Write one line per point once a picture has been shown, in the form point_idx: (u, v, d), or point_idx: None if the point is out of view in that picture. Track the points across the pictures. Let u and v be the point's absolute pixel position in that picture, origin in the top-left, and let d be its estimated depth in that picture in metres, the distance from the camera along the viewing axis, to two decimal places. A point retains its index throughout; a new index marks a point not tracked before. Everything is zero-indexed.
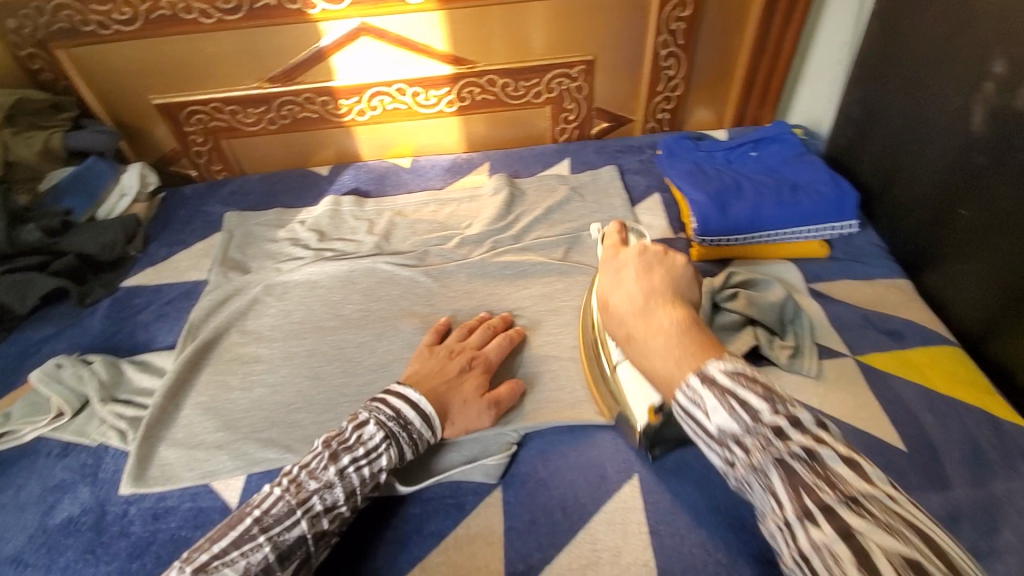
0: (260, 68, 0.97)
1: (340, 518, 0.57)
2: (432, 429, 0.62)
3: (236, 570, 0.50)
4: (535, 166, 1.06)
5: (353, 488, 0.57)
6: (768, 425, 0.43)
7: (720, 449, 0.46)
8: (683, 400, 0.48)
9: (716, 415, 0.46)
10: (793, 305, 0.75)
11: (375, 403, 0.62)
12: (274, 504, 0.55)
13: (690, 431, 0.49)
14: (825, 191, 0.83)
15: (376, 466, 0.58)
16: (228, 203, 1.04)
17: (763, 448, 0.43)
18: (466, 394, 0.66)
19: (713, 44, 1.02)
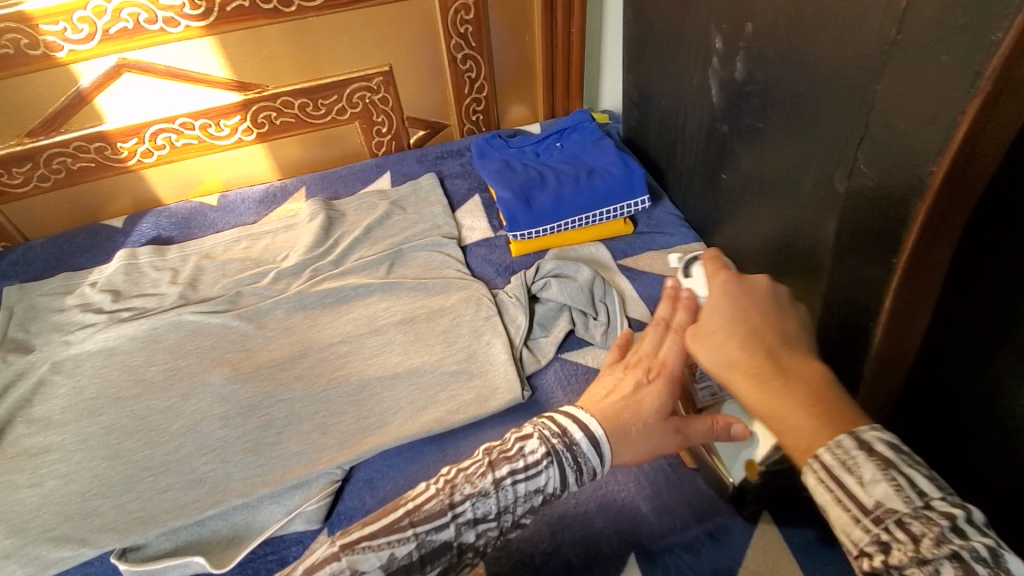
0: (13, 122, 0.86)
1: (488, 535, 0.49)
2: (602, 458, 0.52)
3: (381, 562, 0.46)
4: (354, 184, 1.03)
5: (508, 504, 0.49)
6: (945, 514, 0.33)
7: (870, 528, 0.35)
8: (826, 459, 0.37)
9: (875, 487, 0.35)
10: (600, 285, 0.80)
11: (543, 417, 0.54)
12: (429, 499, 0.49)
13: (822, 500, 0.37)
14: (616, 172, 0.88)
15: (534, 484, 0.50)
16: (8, 276, 0.92)
17: (934, 541, 0.33)
18: (647, 421, 0.53)
19: (506, 42, 1.04)
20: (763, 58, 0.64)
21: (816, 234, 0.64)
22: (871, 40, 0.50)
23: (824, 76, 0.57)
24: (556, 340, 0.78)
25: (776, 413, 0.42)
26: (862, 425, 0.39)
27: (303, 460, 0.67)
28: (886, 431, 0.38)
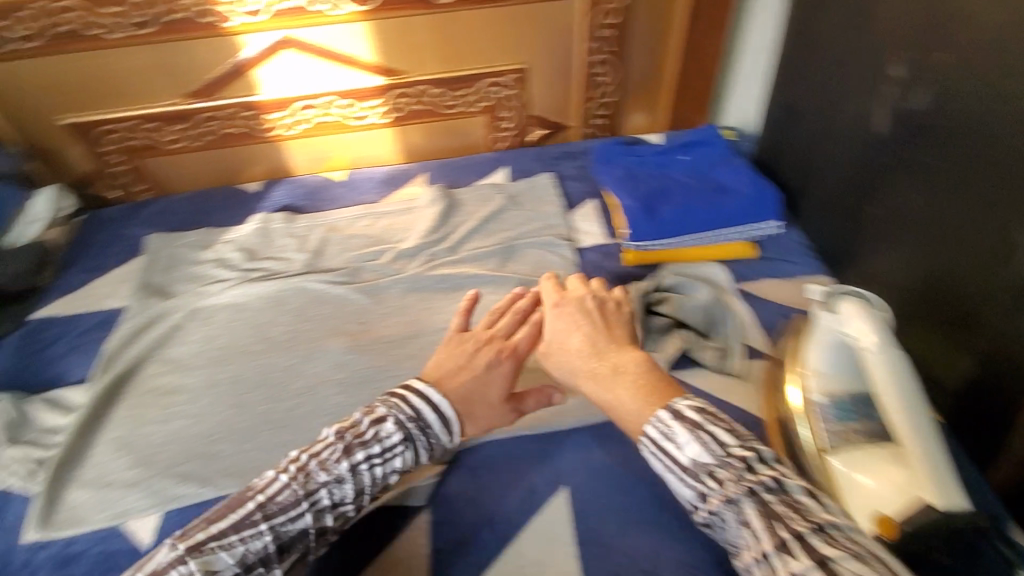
0: (182, 84, 0.93)
1: (344, 517, 0.54)
2: (449, 433, 0.58)
3: (232, 556, 0.48)
4: (471, 175, 1.05)
5: (362, 488, 0.54)
6: (737, 457, 0.48)
7: (693, 484, 0.49)
8: (653, 433, 0.52)
9: (688, 447, 0.49)
10: (719, 307, 0.75)
11: (394, 399, 0.57)
12: (281, 490, 0.51)
13: (662, 470, 0.51)
14: (749, 192, 0.85)
15: (389, 467, 0.55)
16: (148, 223, 0.98)
17: (734, 480, 0.47)
18: (494, 398, 0.61)
19: (642, 51, 1.03)
20: (952, 91, 0.60)
21: (982, 284, 0.60)
22: None
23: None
24: (667, 358, 0.72)
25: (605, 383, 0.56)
26: (674, 398, 0.54)
27: None
28: (694, 400, 0.53)
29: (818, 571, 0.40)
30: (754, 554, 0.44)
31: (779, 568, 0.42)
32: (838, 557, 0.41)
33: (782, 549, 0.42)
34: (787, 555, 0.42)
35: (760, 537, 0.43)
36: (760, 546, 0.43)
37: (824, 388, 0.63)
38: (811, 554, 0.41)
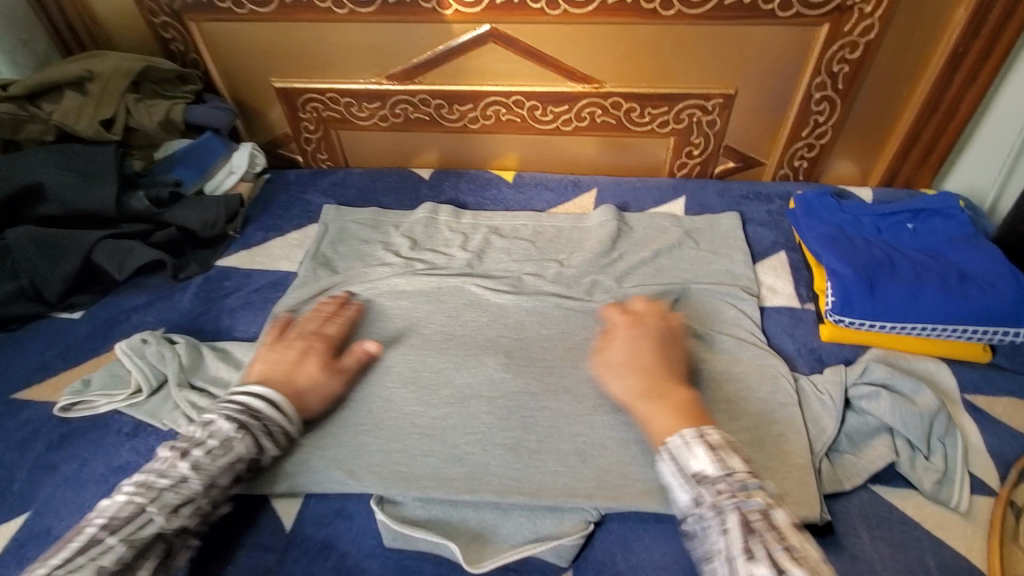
0: (382, 64, 0.94)
1: (199, 510, 0.55)
2: (286, 417, 0.63)
3: (89, 571, 0.48)
4: (646, 200, 0.97)
5: (204, 480, 0.55)
6: (741, 479, 0.53)
7: (692, 490, 0.55)
8: (673, 445, 0.58)
9: (697, 461, 0.56)
10: (945, 420, 0.63)
11: (224, 399, 0.61)
12: (121, 507, 0.52)
13: (667, 475, 0.57)
14: (1001, 288, 0.69)
15: (232, 456, 0.57)
16: (328, 194, 1.02)
17: (732, 494, 0.53)
18: (306, 375, 0.66)
19: (875, 93, 0.89)
20: None
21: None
22: None
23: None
24: (870, 467, 0.61)
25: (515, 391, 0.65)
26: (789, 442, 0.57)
27: (559, 484, 0.61)
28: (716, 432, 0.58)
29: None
30: (721, 556, 0.50)
31: (742, 571, 0.48)
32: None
33: (756, 557, 0.48)
34: (752, 562, 0.48)
35: (734, 543, 0.50)
36: (732, 549, 0.50)
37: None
38: (779, 565, 0.47)
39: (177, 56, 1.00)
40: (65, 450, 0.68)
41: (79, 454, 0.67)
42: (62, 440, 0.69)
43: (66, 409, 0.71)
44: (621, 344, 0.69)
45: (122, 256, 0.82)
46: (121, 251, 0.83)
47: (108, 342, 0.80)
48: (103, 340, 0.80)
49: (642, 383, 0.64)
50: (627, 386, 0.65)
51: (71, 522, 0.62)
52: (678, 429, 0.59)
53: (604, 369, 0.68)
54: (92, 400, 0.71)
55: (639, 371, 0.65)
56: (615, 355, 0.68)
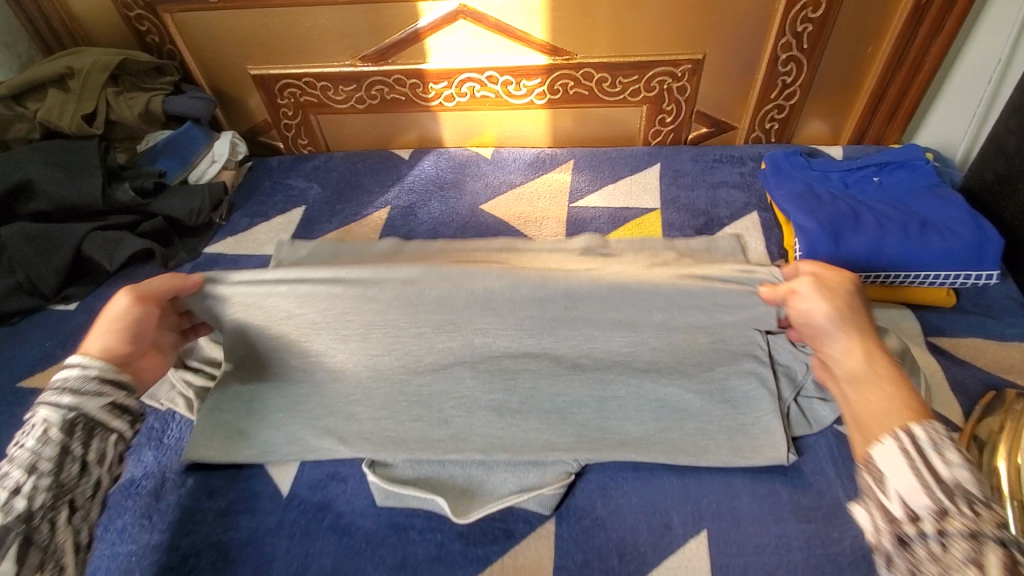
0: (355, 46, 0.96)
1: (26, 498, 0.47)
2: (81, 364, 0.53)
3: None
4: (622, 168, 0.99)
5: (26, 459, 0.49)
6: (995, 511, 0.39)
7: (937, 496, 0.40)
8: (921, 435, 0.43)
9: (956, 470, 0.41)
10: (910, 361, 0.65)
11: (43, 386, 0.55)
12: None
13: (889, 469, 0.43)
14: (962, 234, 0.72)
15: (33, 431, 0.50)
16: (311, 177, 1.04)
17: (979, 520, 0.39)
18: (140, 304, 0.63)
19: (841, 52, 0.91)
20: None
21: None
22: None
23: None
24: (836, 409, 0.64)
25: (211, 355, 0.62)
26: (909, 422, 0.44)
27: (541, 439, 0.64)
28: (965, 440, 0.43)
29: None
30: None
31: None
32: None
33: None
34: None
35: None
36: None
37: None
38: None
39: (153, 48, 1.01)
40: None
41: None
42: None
43: None
44: (824, 288, 0.56)
45: (112, 248, 0.85)
46: (111, 242, 0.85)
47: None
48: None
49: (861, 342, 0.51)
50: (837, 338, 0.52)
51: None
52: (895, 409, 0.46)
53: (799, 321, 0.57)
54: None
55: (856, 325, 0.52)
56: (815, 302, 0.55)
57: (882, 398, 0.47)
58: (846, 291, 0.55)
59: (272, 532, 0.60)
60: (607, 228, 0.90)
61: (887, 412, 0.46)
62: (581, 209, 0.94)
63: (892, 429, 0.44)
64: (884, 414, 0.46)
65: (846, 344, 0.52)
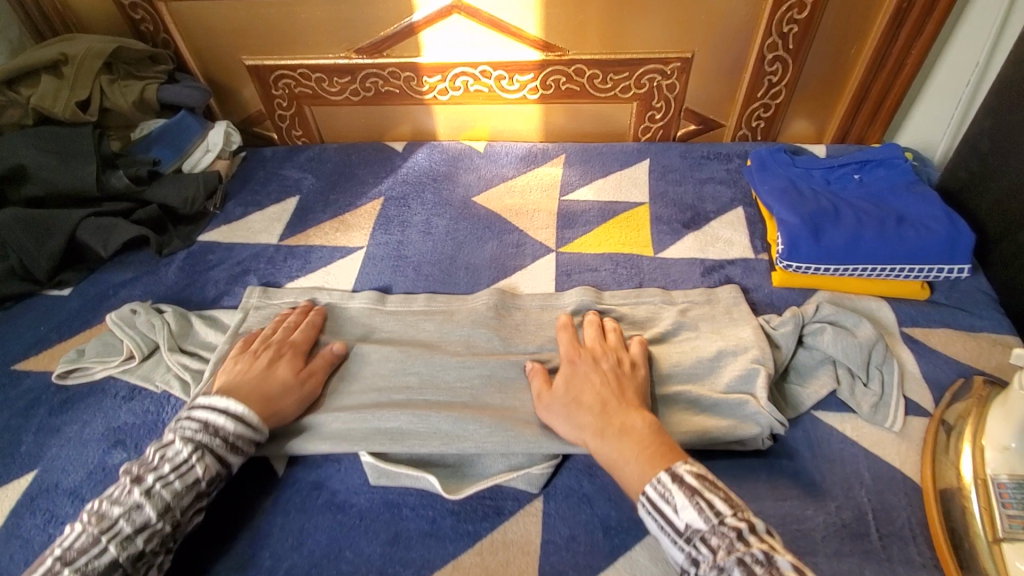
0: (350, 38, 0.97)
1: (160, 535, 0.54)
2: (248, 428, 0.60)
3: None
4: (612, 163, 1.01)
5: (165, 503, 0.54)
6: (730, 527, 0.49)
7: (684, 548, 0.50)
8: (652, 493, 0.53)
9: (685, 512, 0.51)
10: (883, 350, 0.69)
11: (182, 420, 0.60)
12: (77, 538, 0.52)
13: (654, 528, 0.53)
14: (935, 229, 0.75)
15: (190, 475, 0.56)
16: (305, 168, 1.05)
17: (727, 549, 0.48)
18: (283, 376, 0.66)
19: (826, 53, 0.94)
20: None
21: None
22: None
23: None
24: (814, 394, 0.67)
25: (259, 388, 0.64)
26: (673, 461, 0.55)
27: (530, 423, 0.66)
28: (695, 466, 0.54)
29: None
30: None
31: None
32: None
33: None
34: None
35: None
36: None
37: (1007, 468, 0.58)
38: None
39: (148, 37, 1.02)
40: (66, 413, 0.71)
41: (77, 417, 0.71)
42: (62, 405, 0.72)
43: (64, 377, 0.74)
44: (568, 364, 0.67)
45: (107, 234, 0.85)
46: (105, 228, 0.85)
47: (98, 315, 0.82)
48: (92, 314, 0.83)
49: (598, 419, 0.60)
50: (586, 419, 0.60)
51: (76, 477, 0.65)
52: (649, 474, 0.54)
53: (548, 412, 0.63)
54: (87, 367, 0.74)
55: (590, 425, 0.60)
56: (560, 381, 0.65)
57: (629, 456, 0.56)
58: (590, 370, 0.65)
59: (267, 509, 0.62)
60: (597, 221, 0.92)
61: (642, 473, 0.54)
62: (571, 202, 0.96)
63: (640, 490, 0.54)
64: (640, 475, 0.55)
65: (588, 435, 0.59)
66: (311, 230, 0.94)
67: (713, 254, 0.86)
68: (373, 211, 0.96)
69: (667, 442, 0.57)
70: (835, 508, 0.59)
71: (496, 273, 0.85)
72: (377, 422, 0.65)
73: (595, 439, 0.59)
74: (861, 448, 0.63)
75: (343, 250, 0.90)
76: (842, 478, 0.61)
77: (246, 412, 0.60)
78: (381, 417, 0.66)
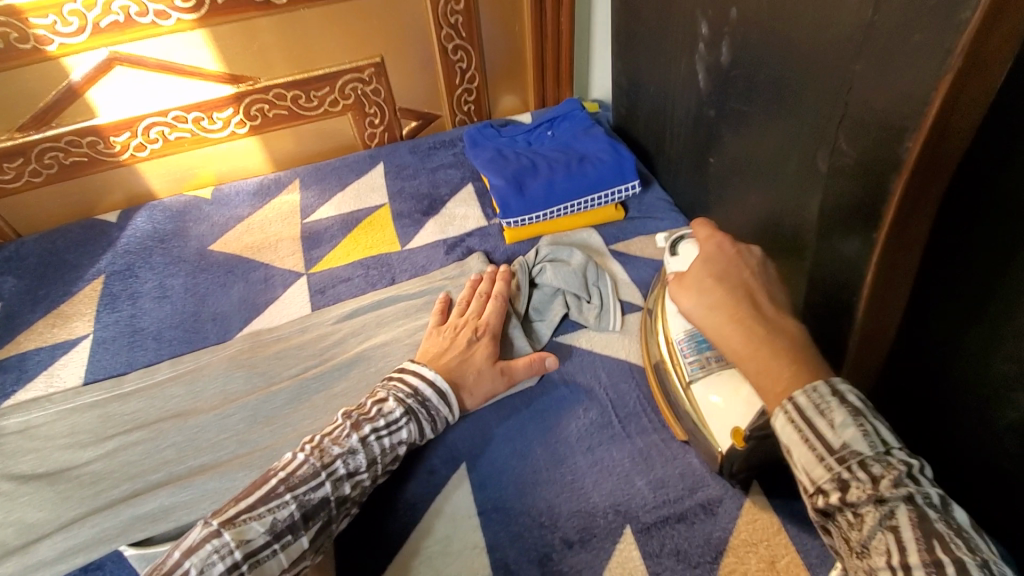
0: (4, 116, 0.86)
1: (361, 486, 0.58)
2: (448, 404, 0.65)
3: (263, 525, 0.52)
4: (347, 175, 1.04)
5: (375, 456, 0.59)
6: (906, 464, 0.39)
7: (833, 467, 0.40)
8: (804, 401, 0.42)
9: (847, 429, 0.40)
10: (593, 268, 0.81)
11: (393, 381, 0.65)
12: (300, 466, 0.57)
13: (792, 439, 0.42)
14: (607, 158, 0.90)
15: (396, 437, 0.61)
16: (0, 272, 0.91)
17: (893, 483, 0.38)
18: (478, 364, 0.68)
19: (496, 34, 1.05)
20: (747, 44, 0.66)
21: (791, 206, 0.68)
22: (846, 22, 0.53)
23: (808, 64, 0.59)
24: (551, 324, 0.77)
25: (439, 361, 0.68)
26: (832, 378, 0.44)
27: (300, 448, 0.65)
28: (857, 384, 0.43)
29: None
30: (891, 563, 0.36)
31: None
32: None
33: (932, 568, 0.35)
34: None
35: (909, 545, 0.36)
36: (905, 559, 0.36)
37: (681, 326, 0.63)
38: None
39: None
40: None
41: None
42: None
43: None
44: (710, 246, 0.58)
45: None
46: None
47: None
48: None
49: (729, 315, 0.50)
50: (722, 308, 0.51)
51: None
52: (799, 380, 0.44)
53: (687, 291, 0.54)
54: None
55: (725, 309, 0.50)
56: (700, 270, 0.55)
57: (772, 357, 0.46)
58: (727, 262, 0.56)
59: None
60: (342, 234, 0.94)
61: (792, 377, 0.44)
62: (314, 222, 0.96)
63: (787, 394, 0.43)
64: (782, 377, 0.45)
65: (723, 319, 0.50)
66: (22, 336, 0.82)
67: (453, 233, 0.93)
68: (95, 293, 0.87)
69: (818, 361, 0.46)
70: (582, 411, 0.69)
71: (247, 314, 0.83)
72: (133, 510, 0.60)
73: (724, 329, 0.50)
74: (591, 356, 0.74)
75: (64, 345, 0.80)
76: (581, 385, 0.71)
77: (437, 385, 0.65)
78: (136, 503, 0.61)
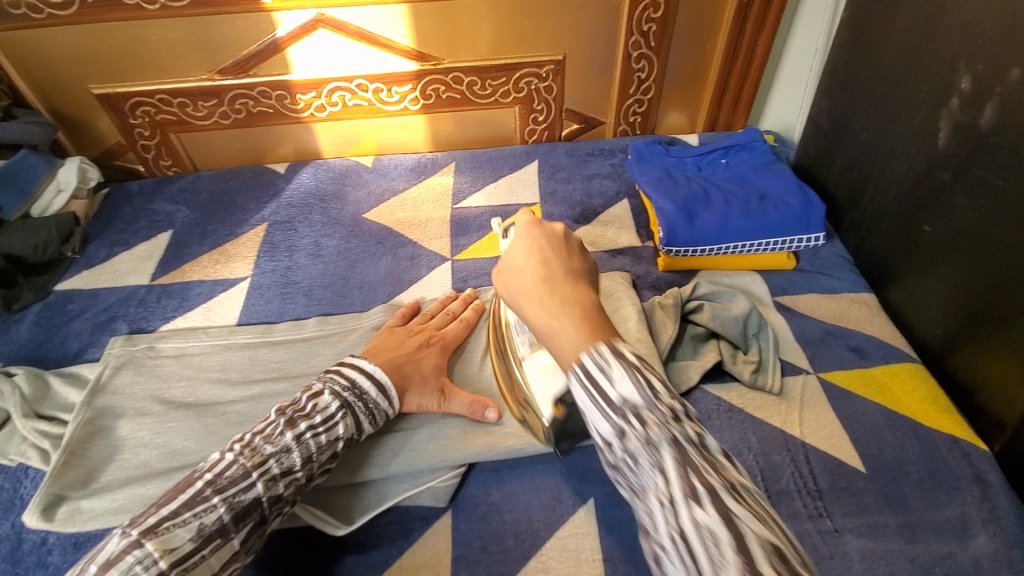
0: (211, 58, 0.92)
1: (296, 484, 0.54)
2: (388, 400, 0.61)
3: (189, 532, 0.47)
4: (502, 167, 1.02)
5: (311, 454, 0.54)
6: (667, 404, 0.41)
7: (614, 419, 0.41)
8: (589, 365, 0.43)
9: (622, 385, 0.41)
10: (757, 317, 0.73)
11: (328, 374, 0.60)
12: (228, 467, 0.51)
13: (583, 401, 0.43)
14: (792, 202, 0.83)
15: (333, 434, 0.56)
16: (177, 200, 0.98)
17: (661, 423, 0.40)
18: (426, 373, 0.65)
19: (686, 48, 1.00)
20: (1022, 108, 0.58)
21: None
22: None
23: None
24: (703, 367, 0.70)
25: (382, 353, 0.65)
26: (612, 338, 0.45)
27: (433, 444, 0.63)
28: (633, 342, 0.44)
29: (724, 526, 0.36)
30: (661, 499, 0.39)
31: (682, 514, 0.37)
32: (745, 516, 0.36)
33: (692, 498, 0.37)
34: (694, 504, 0.37)
35: (670, 481, 0.39)
36: (668, 489, 0.39)
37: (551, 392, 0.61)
38: (718, 507, 0.37)
39: None
40: None
41: None
42: None
43: None
44: (524, 237, 0.53)
45: None
46: None
47: None
48: None
49: (550, 289, 0.49)
50: (533, 285, 0.50)
51: None
52: (585, 345, 0.44)
53: (506, 286, 0.52)
54: None
55: (534, 283, 0.50)
56: (517, 251, 0.53)
57: (569, 329, 0.46)
58: (547, 243, 0.53)
59: None
60: (490, 226, 0.92)
61: (578, 345, 0.44)
62: (464, 209, 0.95)
63: (577, 361, 0.44)
64: (575, 348, 0.45)
65: (529, 302, 0.50)
66: (188, 266, 0.87)
67: (603, 246, 0.88)
68: (256, 238, 0.91)
69: (602, 321, 0.47)
70: None
71: (392, 288, 0.84)
72: None
73: (534, 307, 0.49)
74: (745, 413, 0.67)
75: (223, 283, 0.85)
76: (731, 446, 0.64)
77: (385, 377, 0.61)
78: None
